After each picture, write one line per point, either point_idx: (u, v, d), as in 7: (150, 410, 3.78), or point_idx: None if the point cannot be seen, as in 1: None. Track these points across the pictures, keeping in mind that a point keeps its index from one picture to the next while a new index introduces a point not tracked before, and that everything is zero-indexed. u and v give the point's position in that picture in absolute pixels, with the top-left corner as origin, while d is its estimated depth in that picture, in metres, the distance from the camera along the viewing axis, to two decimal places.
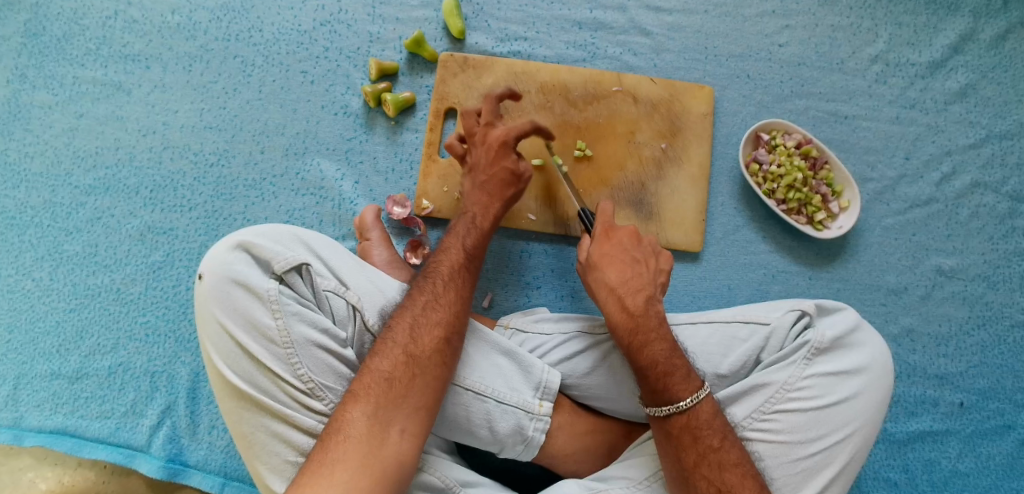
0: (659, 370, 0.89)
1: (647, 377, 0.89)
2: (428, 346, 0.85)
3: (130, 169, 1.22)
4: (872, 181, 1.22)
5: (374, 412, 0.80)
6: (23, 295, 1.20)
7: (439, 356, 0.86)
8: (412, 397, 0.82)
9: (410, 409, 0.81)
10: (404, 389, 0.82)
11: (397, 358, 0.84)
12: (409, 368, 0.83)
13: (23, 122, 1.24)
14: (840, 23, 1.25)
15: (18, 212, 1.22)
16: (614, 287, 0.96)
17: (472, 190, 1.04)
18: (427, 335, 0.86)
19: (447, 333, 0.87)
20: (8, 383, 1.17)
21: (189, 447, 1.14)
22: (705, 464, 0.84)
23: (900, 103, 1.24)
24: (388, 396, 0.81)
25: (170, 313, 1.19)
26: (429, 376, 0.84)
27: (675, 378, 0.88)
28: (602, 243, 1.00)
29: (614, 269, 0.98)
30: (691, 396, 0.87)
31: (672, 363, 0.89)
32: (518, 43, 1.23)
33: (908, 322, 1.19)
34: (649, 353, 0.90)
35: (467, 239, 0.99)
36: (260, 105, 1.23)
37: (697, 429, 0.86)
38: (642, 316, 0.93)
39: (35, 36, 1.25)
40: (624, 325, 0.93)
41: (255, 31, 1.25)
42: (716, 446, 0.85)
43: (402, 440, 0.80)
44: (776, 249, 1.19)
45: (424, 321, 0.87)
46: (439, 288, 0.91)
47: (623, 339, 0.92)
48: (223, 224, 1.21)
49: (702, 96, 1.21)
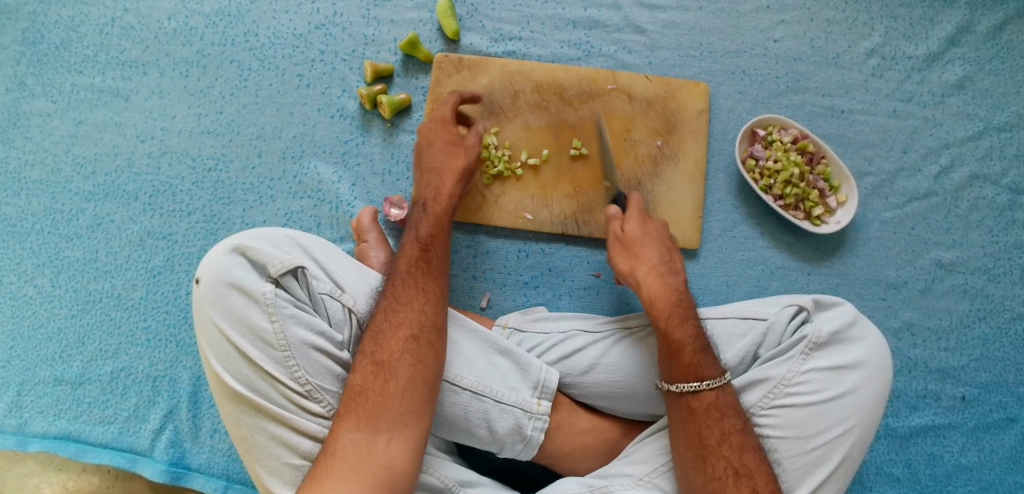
0: (695, 347, 0.90)
1: (680, 349, 0.90)
2: (396, 349, 0.85)
3: (129, 175, 1.23)
4: (870, 174, 1.21)
5: (357, 425, 0.81)
6: (25, 301, 1.21)
7: (412, 355, 0.85)
8: (391, 404, 0.82)
9: (393, 415, 0.81)
10: (381, 397, 0.82)
11: (365, 370, 0.84)
12: (380, 375, 0.84)
13: (23, 130, 1.25)
14: (835, 17, 1.25)
15: (19, 220, 1.23)
16: (656, 264, 0.99)
17: (423, 176, 1.07)
18: (392, 338, 0.86)
19: (413, 332, 0.87)
20: (12, 390, 1.18)
21: (191, 451, 1.15)
22: (727, 444, 0.85)
23: (897, 97, 1.24)
24: (367, 407, 0.82)
25: (171, 317, 1.20)
26: (404, 378, 0.83)
27: (707, 357, 0.90)
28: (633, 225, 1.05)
29: (651, 249, 1.02)
30: (717, 377, 0.89)
31: (705, 344, 0.91)
32: (513, 43, 1.23)
33: (908, 316, 1.18)
34: (685, 329, 0.92)
35: (420, 228, 1.00)
36: (257, 109, 1.24)
37: (724, 407, 0.87)
38: (681, 293, 0.96)
39: (33, 44, 1.26)
40: (665, 298, 0.95)
41: (251, 36, 1.25)
42: (740, 428, 0.86)
43: (389, 447, 0.80)
44: (775, 245, 1.19)
45: (387, 327, 0.87)
46: (397, 288, 0.91)
47: (662, 312, 0.94)
48: (222, 228, 1.21)
49: (697, 92, 1.20)
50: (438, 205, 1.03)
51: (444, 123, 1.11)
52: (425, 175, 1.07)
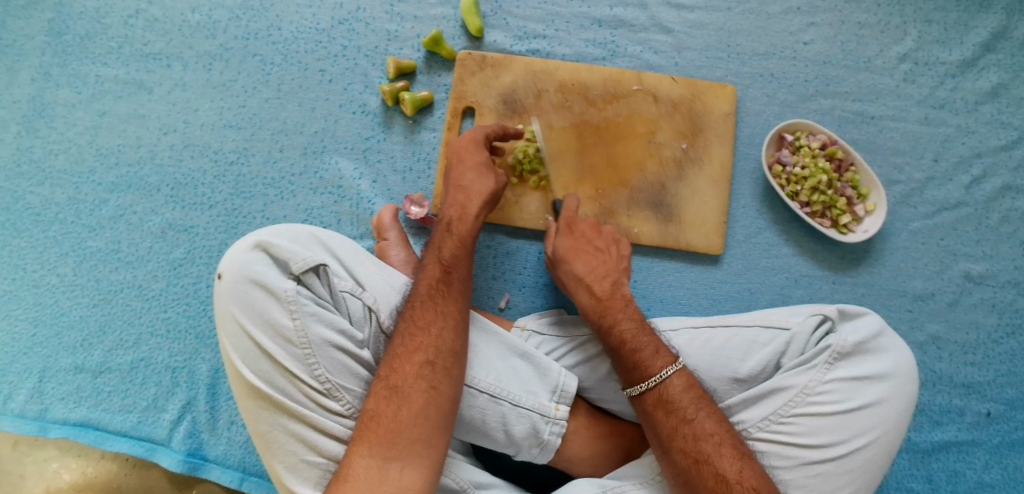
0: (627, 347, 0.92)
1: (617, 354, 0.93)
2: (410, 374, 0.85)
3: (152, 166, 1.24)
4: (899, 183, 1.19)
5: (369, 451, 0.80)
6: (48, 289, 1.22)
7: (426, 381, 0.84)
8: (404, 432, 0.81)
9: (404, 443, 0.81)
10: (394, 424, 0.82)
11: (379, 394, 0.84)
12: (394, 401, 0.83)
13: (47, 120, 1.25)
14: (867, 20, 1.22)
15: (43, 209, 1.24)
16: (582, 277, 1.02)
17: (450, 192, 1.05)
18: (408, 363, 0.85)
19: (429, 357, 0.86)
20: (34, 376, 1.19)
21: (209, 442, 1.16)
22: (679, 437, 0.84)
23: (930, 103, 1.21)
24: (380, 433, 0.81)
25: (190, 310, 1.20)
26: (418, 404, 0.83)
27: (645, 354, 0.90)
28: (568, 236, 1.06)
29: (581, 260, 1.04)
30: (659, 371, 0.88)
31: (641, 339, 0.92)
32: (537, 41, 1.22)
33: (934, 329, 1.16)
34: (615, 333, 0.94)
35: (444, 250, 0.98)
36: (279, 104, 1.24)
37: (670, 402, 0.86)
38: (610, 298, 0.99)
39: (59, 35, 1.27)
40: (594, 309, 0.99)
41: (274, 30, 1.25)
42: (688, 419, 0.85)
43: (404, 475, 0.80)
44: (800, 253, 1.17)
45: (403, 352, 0.86)
46: (416, 310, 0.90)
47: (594, 321, 0.98)
48: (243, 222, 1.21)
49: (724, 95, 1.18)
50: (461, 224, 1.02)
51: (474, 138, 1.08)
52: (451, 192, 1.05)
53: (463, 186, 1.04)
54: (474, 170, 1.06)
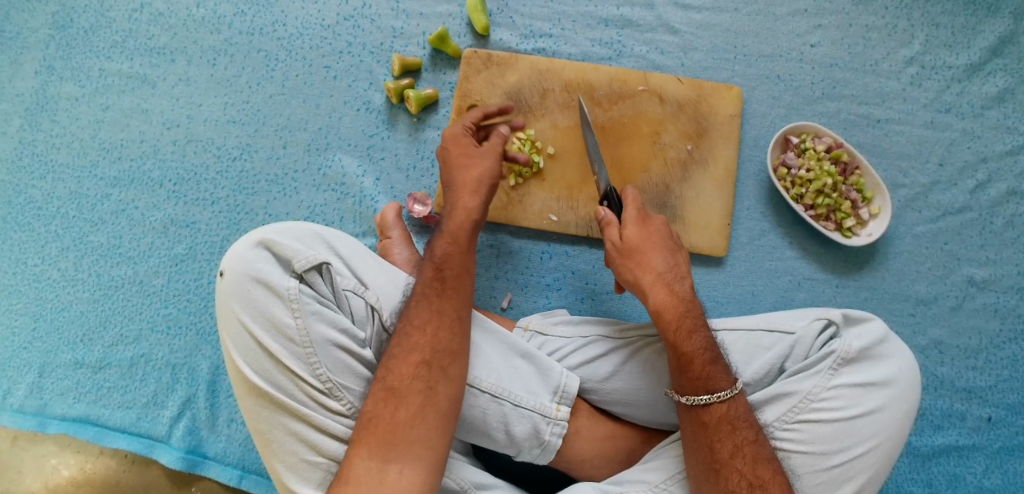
0: (707, 357, 0.88)
1: (691, 363, 0.88)
2: (407, 374, 0.84)
3: (154, 161, 1.23)
4: (904, 187, 1.19)
5: (367, 453, 0.80)
6: (48, 283, 1.21)
7: (422, 381, 0.83)
8: (402, 434, 0.81)
9: (403, 444, 0.80)
10: (392, 425, 0.81)
11: (376, 395, 0.83)
12: (390, 402, 0.82)
13: (50, 113, 1.25)
14: (875, 23, 1.22)
15: (44, 203, 1.23)
16: (663, 273, 0.95)
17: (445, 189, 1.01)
18: (404, 363, 0.85)
19: (426, 356, 0.85)
20: (34, 370, 1.19)
21: (208, 440, 1.16)
22: (740, 456, 0.83)
23: (936, 107, 1.20)
24: (377, 435, 0.81)
25: (192, 306, 1.20)
26: (414, 406, 0.82)
27: (718, 367, 0.88)
28: (636, 229, 0.99)
29: (657, 254, 0.97)
30: (729, 387, 0.87)
31: (715, 352, 0.90)
32: (543, 40, 1.21)
33: (936, 333, 1.16)
34: (695, 340, 0.90)
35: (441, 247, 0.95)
36: (283, 100, 1.23)
37: (735, 419, 0.86)
38: (690, 301, 0.94)
39: (63, 28, 1.26)
40: (673, 309, 0.92)
41: (279, 25, 1.24)
42: (752, 439, 0.84)
43: (401, 478, 0.79)
44: (804, 256, 1.17)
45: (399, 352, 0.86)
46: (412, 311, 0.89)
47: (671, 322, 0.91)
48: (245, 218, 1.21)
49: (730, 97, 1.18)
50: (459, 212, 0.98)
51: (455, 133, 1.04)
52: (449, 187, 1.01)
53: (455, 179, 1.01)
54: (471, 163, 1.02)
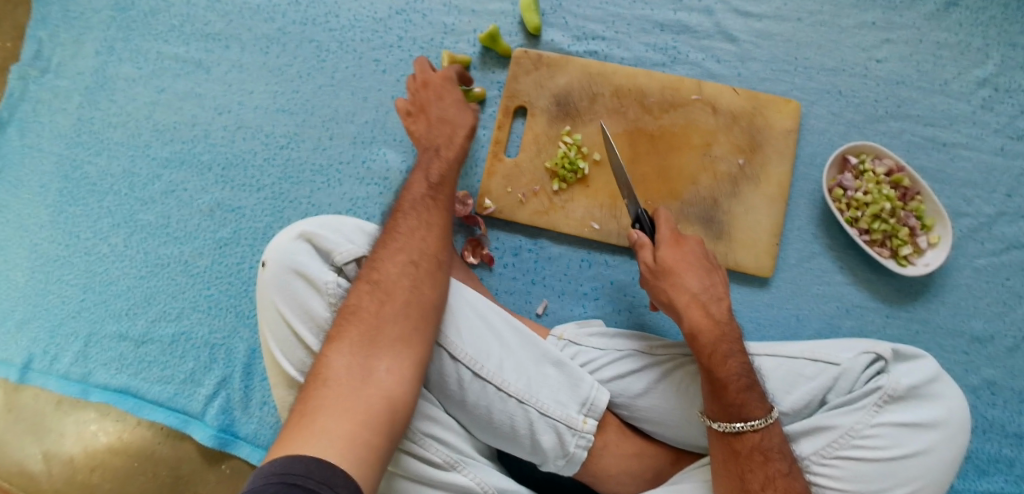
0: (743, 384, 0.85)
1: (723, 390, 0.85)
2: (392, 271, 0.86)
3: (205, 145, 1.25)
4: (967, 216, 1.13)
5: (348, 350, 0.79)
6: (98, 258, 1.25)
7: (409, 279, 0.86)
8: (387, 330, 0.81)
9: (387, 340, 0.81)
10: (376, 319, 0.82)
11: (360, 290, 0.84)
12: (376, 296, 0.84)
13: (108, 93, 1.28)
14: (947, 41, 1.16)
15: (99, 179, 1.26)
16: (698, 293, 0.91)
17: (431, 125, 1.02)
18: (390, 261, 0.87)
19: (413, 257, 0.88)
20: (80, 340, 1.23)
21: (240, 420, 1.18)
22: (772, 489, 0.81)
23: (1007, 133, 1.14)
24: (360, 328, 0.81)
25: (233, 289, 1.22)
26: (400, 302, 0.84)
27: (753, 394, 0.85)
28: (671, 247, 0.94)
29: (691, 273, 0.92)
30: (763, 416, 0.84)
31: (752, 379, 0.86)
32: (596, 43, 1.18)
33: (990, 373, 1.10)
34: (731, 366, 0.86)
35: (432, 170, 0.98)
36: (332, 91, 1.23)
37: (769, 450, 0.83)
38: (727, 324, 0.90)
39: (125, 10, 1.29)
40: (710, 332, 0.88)
41: (331, 16, 1.25)
42: (785, 472, 0.82)
43: (386, 375, 0.78)
44: (854, 282, 1.12)
45: (385, 252, 0.88)
46: (401, 217, 0.92)
47: (707, 345, 0.88)
48: (289, 207, 1.22)
49: (788, 110, 1.13)
50: (460, 132, 1.02)
51: (445, 75, 1.06)
52: (433, 124, 1.02)
53: (440, 114, 1.03)
54: (453, 103, 1.04)
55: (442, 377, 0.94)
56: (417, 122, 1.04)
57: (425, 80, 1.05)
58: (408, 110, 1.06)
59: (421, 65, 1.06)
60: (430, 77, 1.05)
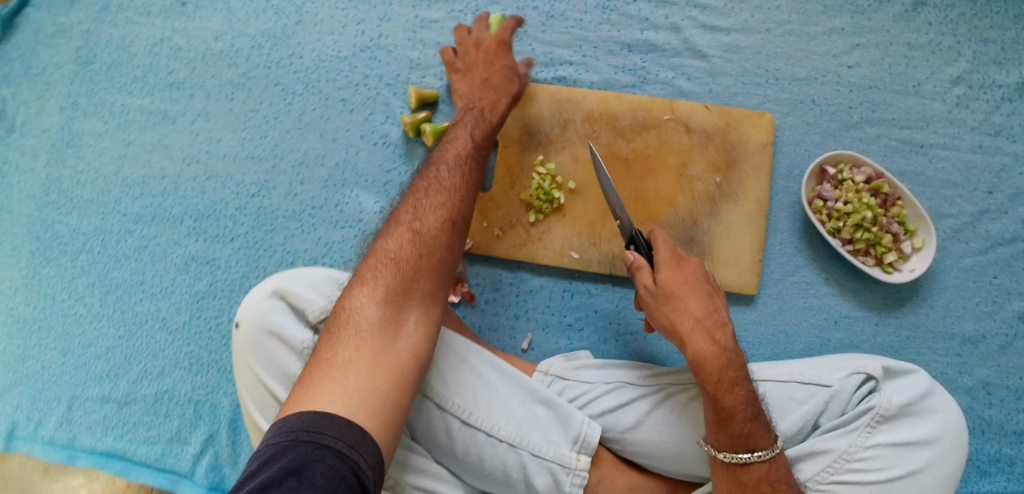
0: (749, 414, 0.83)
1: (732, 421, 0.83)
2: (434, 225, 0.83)
3: (175, 197, 1.23)
4: (949, 217, 1.11)
5: (381, 296, 0.77)
6: (76, 318, 1.22)
7: (447, 237, 0.83)
8: (421, 284, 0.79)
9: (419, 294, 0.79)
10: (413, 271, 0.79)
11: (404, 238, 0.81)
12: (416, 247, 0.81)
13: (75, 150, 1.26)
14: (917, 41, 1.15)
15: (71, 239, 1.24)
16: (701, 319, 0.88)
17: (475, 87, 1.04)
18: (433, 214, 0.84)
19: (453, 216, 0.85)
20: (63, 404, 1.20)
21: (230, 477, 1.15)
22: None
23: (984, 130, 1.13)
24: (396, 277, 0.78)
25: (213, 343, 1.20)
26: (437, 259, 0.81)
27: (760, 423, 0.83)
28: (672, 270, 0.91)
29: (695, 297, 0.90)
30: (769, 447, 0.83)
31: (757, 407, 0.84)
32: (564, 68, 1.17)
33: (984, 374, 1.09)
34: (737, 395, 0.84)
35: (477, 130, 0.97)
36: (301, 134, 1.21)
37: (776, 481, 0.82)
38: (732, 351, 0.87)
39: (86, 64, 1.27)
40: (715, 359, 0.86)
41: (295, 58, 1.23)
42: None
43: (415, 329, 0.77)
44: (841, 293, 1.11)
45: (428, 202, 0.85)
46: (441, 170, 0.89)
47: (712, 374, 0.85)
48: (264, 255, 1.20)
49: (762, 124, 1.12)
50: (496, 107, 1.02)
51: (502, 40, 1.06)
52: (477, 86, 1.03)
53: (491, 80, 1.03)
54: (503, 68, 1.05)
55: (430, 428, 0.91)
56: (463, 79, 1.06)
57: (481, 42, 1.07)
58: (455, 67, 1.08)
59: (478, 24, 1.08)
60: (487, 39, 1.07)
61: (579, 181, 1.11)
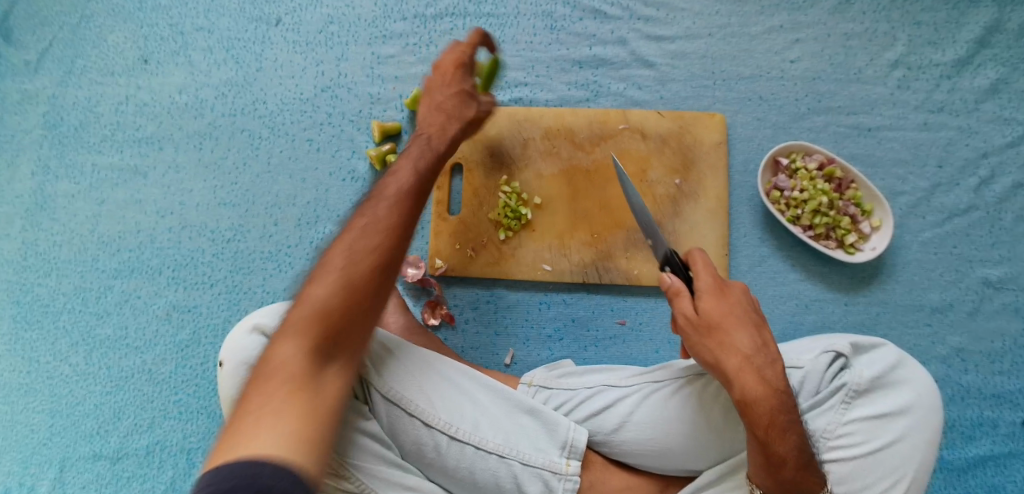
0: (802, 461, 0.79)
1: (781, 467, 0.79)
2: (365, 266, 0.76)
3: (152, 250, 1.25)
4: (904, 194, 1.16)
5: (307, 346, 0.70)
6: (62, 379, 1.23)
7: (379, 282, 0.77)
8: (348, 334, 0.73)
9: (347, 345, 0.73)
10: (343, 318, 0.73)
11: (334, 283, 0.74)
12: (348, 294, 0.74)
13: (49, 212, 1.28)
14: (853, 30, 1.20)
15: (51, 300, 1.25)
16: (751, 356, 0.82)
17: (429, 113, 0.97)
18: (365, 256, 0.77)
19: (384, 261, 0.77)
20: (55, 466, 1.20)
21: None
22: None
23: (927, 108, 1.18)
24: (326, 327, 0.72)
25: (201, 390, 1.21)
26: (367, 306, 0.75)
27: (810, 469, 0.80)
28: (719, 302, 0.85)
29: (741, 331, 0.84)
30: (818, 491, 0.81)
31: (807, 453, 0.81)
32: (519, 89, 1.21)
33: (956, 341, 1.12)
34: (789, 440, 0.79)
35: (421, 160, 0.90)
36: (270, 177, 1.24)
37: None
38: (784, 392, 0.81)
39: (54, 127, 1.30)
40: (766, 402, 0.80)
41: (259, 103, 1.27)
42: None
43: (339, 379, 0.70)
44: (808, 277, 1.14)
45: (359, 243, 0.77)
46: (377, 205, 0.82)
47: (762, 417, 0.80)
48: (245, 297, 1.22)
49: (713, 125, 1.17)
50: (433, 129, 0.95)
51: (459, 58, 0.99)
52: (432, 108, 0.97)
53: (435, 101, 0.97)
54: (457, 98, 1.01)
55: (419, 447, 0.92)
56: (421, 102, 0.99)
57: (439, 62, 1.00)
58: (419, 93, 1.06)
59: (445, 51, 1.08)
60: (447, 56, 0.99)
61: (543, 196, 1.15)
